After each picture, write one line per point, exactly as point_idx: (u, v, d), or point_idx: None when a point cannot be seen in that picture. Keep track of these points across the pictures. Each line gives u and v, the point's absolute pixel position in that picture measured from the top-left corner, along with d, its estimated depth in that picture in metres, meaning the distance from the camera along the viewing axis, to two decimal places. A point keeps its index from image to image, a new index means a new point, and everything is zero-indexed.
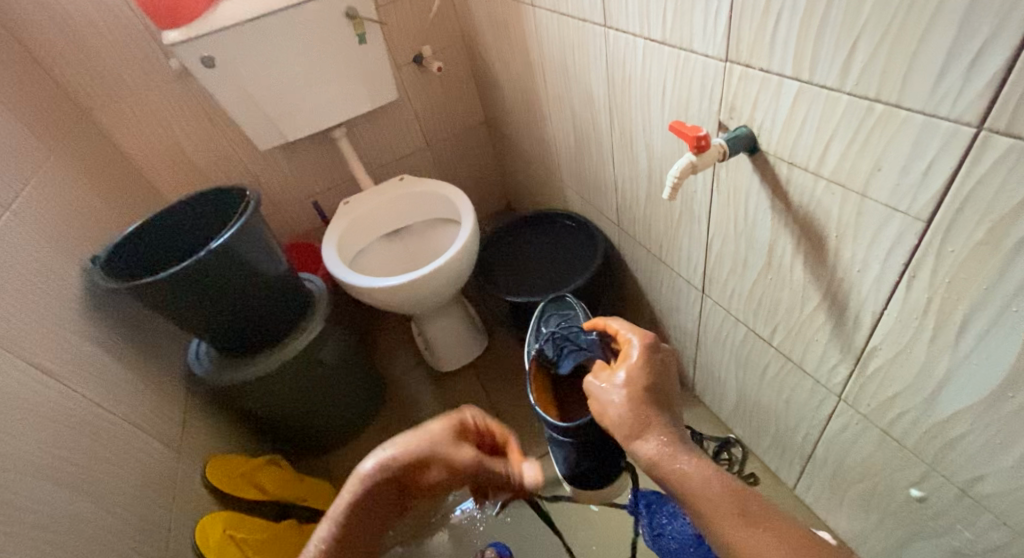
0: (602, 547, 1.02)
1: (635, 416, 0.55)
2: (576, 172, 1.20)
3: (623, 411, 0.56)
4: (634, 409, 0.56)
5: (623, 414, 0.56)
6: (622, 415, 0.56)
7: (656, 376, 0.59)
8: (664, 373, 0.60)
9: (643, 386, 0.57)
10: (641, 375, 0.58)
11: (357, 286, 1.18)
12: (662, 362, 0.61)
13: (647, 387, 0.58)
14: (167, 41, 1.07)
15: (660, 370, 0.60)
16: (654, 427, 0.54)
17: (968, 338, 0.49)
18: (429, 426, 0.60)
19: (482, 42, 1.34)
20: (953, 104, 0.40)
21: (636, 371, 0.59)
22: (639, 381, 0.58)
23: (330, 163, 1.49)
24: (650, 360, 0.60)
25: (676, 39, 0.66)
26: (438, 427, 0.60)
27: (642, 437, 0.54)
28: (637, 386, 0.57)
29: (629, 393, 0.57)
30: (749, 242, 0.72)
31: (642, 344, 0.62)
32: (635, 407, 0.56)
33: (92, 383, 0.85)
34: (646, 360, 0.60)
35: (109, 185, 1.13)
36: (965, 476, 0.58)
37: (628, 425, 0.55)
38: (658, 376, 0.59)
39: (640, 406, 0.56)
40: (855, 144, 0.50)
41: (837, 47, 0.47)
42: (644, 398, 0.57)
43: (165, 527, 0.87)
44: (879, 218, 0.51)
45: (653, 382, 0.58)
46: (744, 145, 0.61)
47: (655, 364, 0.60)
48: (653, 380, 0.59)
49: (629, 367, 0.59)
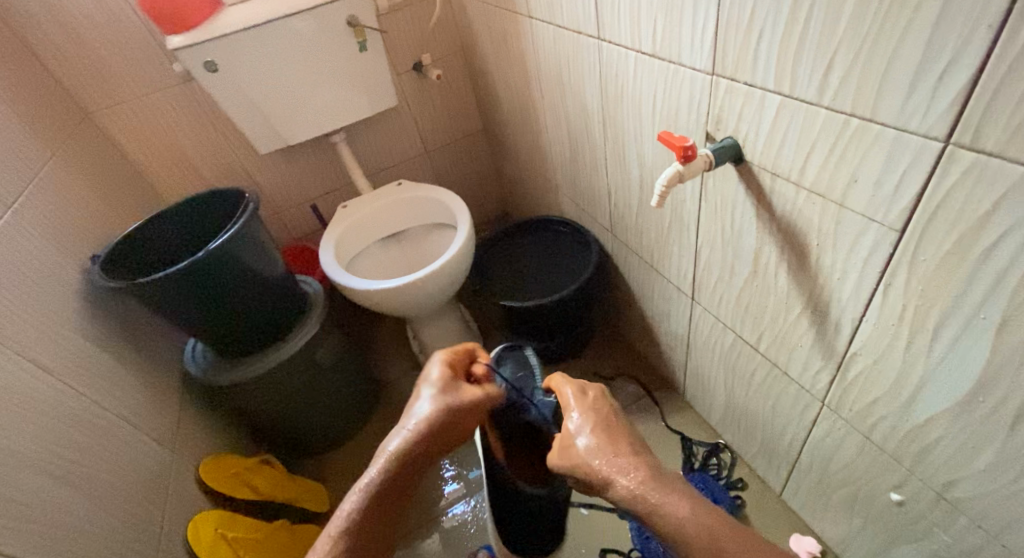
0: (590, 550, 1.03)
1: (593, 458, 0.56)
2: (571, 180, 1.22)
3: (584, 459, 0.57)
4: (591, 451, 0.57)
5: (584, 457, 0.57)
6: (584, 459, 0.57)
7: (598, 413, 0.61)
8: (603, 409, 0.62)
9: (587, 428, 0.59)
10: (582, 419, 0.60)
11: (353, 289, 1.19)
12: (597, 401, 0.63)
13: (593, 427, 0.59)
14: (171, 46, 1.09)
15: (599, 408, 0.62)
16: (617, 460, 0.55)
17: (940, 345, 0.51)
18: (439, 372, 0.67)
19: (481, 52, 1.36)
20: (922, 119, 0.42)
21: (577, 417, 0.61)
22: (582, 426, 0.60)
23: (329, 167, 1.51)
24: (585, 402, 0.63)
25: (666, 53, 0.68)
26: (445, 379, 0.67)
27: (610, 475, 0.54)
28: (584, 431, 0.59)
29: (582, 443, 0.58)
30: (736, 250, 0.74)
31: (572, 391, 0.64)
32: (589, 450, 0.57)
33: (89, 381, 0.87)
34: (581, 405, 0.62)
35: (110, 186, 1.15)
36: (942, 480, 0.60)
37: (595, 474, 0.56)
38: (600, 414, 0.61)
39: (593, 448, 0.57)
40: (833, 158, 0.52)
41: (816, 63, 0.49)
42: (594, 437, 0.58)
43: (157, 524, 0.88)
44: (856, 227, 0.53)
45: (599, 422, 0.60)
46: (729, 156, 0.63)
47: (592, 405, 0.62)
48: (596, 417, 0.60)
49: (571, 419, 0.61)
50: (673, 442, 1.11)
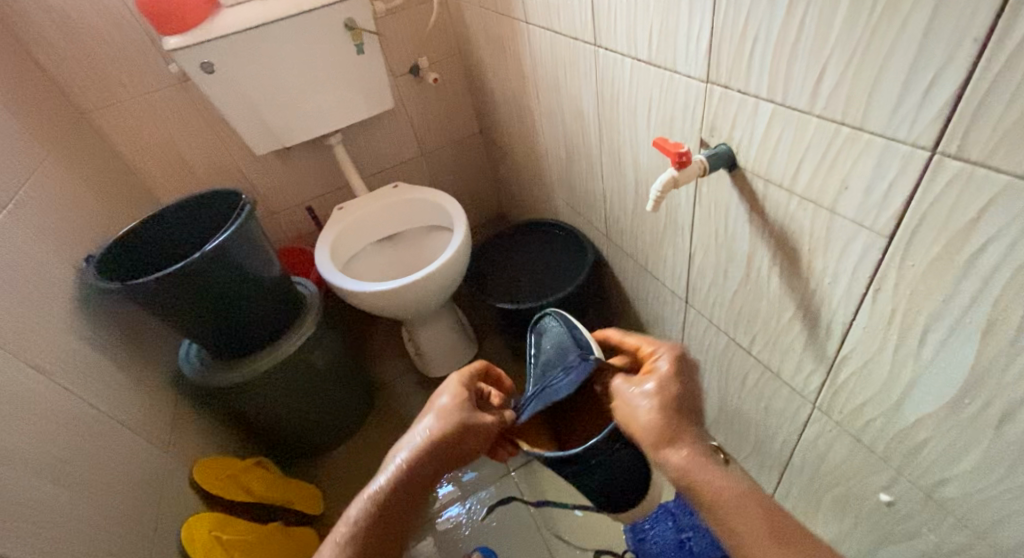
0: (585, 550, 1.04)
1: (664, 422, 0.54)
2: (566, 184, 1.23)
3: (654, 417, 0.55)
4: (668, 415, 0.55)
5: (655, 417, 0.55)
6: (655, 419, 0.55)
7: (687, 386, 0.58)
8: (692, 383, 0.59)
9: (673, 394, 0.56)
10: (671, 385, 0.57)
11: (349, 291, 1.19)
12: (691, 374, 0.60)
13: (678, 396, 0.57)
14: (168, 47, 1.09)
15: (690, 380, 0.59)
16: (686, 436, 0.54)
17: (928, 347, 0.52)
18: (448, 397, 0.64)
19: (477, 55, 1.37)
20: (910, 128, 0.43)
21: (665, 381, 0.58)
22: (672, 391, 0.57)
23: (325, 169, 1.51)
24: (682, 372, 0.59)
25: (661, 60, 0.69)
26: (457, 394, 0.64)
27: (673, 443, 0.53)
28: (668, 394, 0.57)
29: (661, 401, 0.56)
30: (729, 254, 0.75)
31: (673, 356, 0.60)
32: (665, 414, 0.55)
33: (84, 382, 0.86)
34: (677, 371, 0.59)
35: (106, 187, 1.15)
36: (931, 480, 0.61)
37: (660, 430, 0.54)
38: (689, 386, 0.58)
39: (670, 415, 0.55)
40: (824, 164, 0.53)
41: (807, 72, 0.50)
42: (673, 406, 0.56)
43: (151, 527, 0.88)
44: (847, 233, 0.54)
45: (684, 393, 0.57)
46: (723, 162, 0.65)
47: (684, 377, 0.59)
48: (686, 390, 0.58)
49: (659, 377, 0.58)
50: None
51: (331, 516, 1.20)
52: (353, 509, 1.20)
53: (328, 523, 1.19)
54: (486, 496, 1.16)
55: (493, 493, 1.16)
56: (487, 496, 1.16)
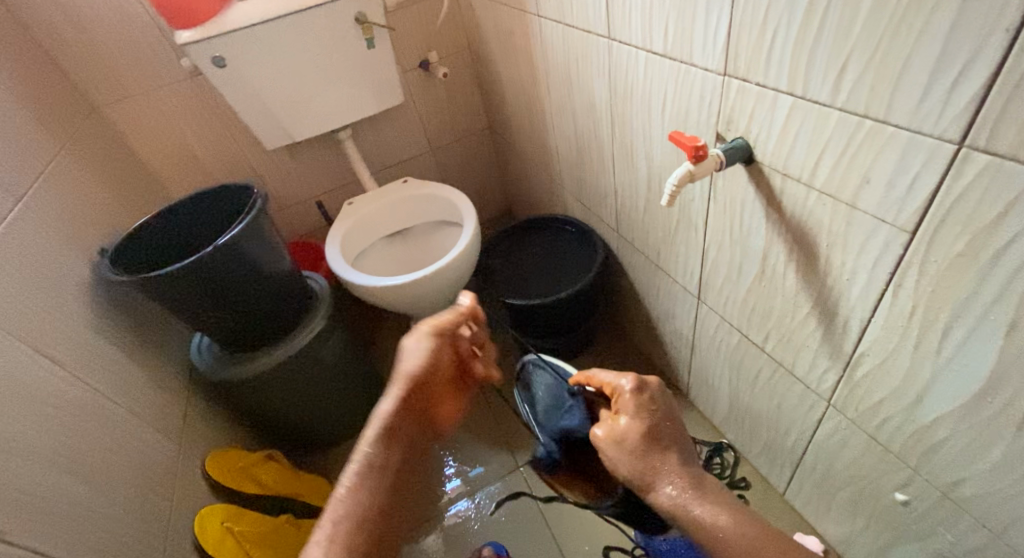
0: (594, 547, 1.04)
1: (640, 468, 0.55)
2: (577, 179, 1.22)
3: (630, 467, 0.56)
4: (640, 459, 0.55)
5: (631, 466, 0.55)
6: (630, 467, 0.56)
7: (654, 419, 0.57)
8: (659, 413, 0.58)
9: (641, 436, 0.56)
10: (637, 425, 0.57)
11: (359, 286, 1.20)
12: (656, 401, 0.58)
13: (646, 434, 0.56)
14: (180, 41, 1.09)
15: (655, 408, 0.58)
16: (665, 473, 0.54)
17: (949, 345, 0.52)
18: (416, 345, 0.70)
19: (488, 50, 1.36)
20: (936, 121, 0.42)
21: (631, 422, 0.57)
22: (635, 433, 0.56)
23: (335, 164, 1.51)
24: (644, 406, 0.58)
25: (677, 53, 0.68)
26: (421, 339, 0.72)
27: (655, 486, 0.54)
28: (635, 437, 0.56)
29: (630, 449, 0.56)
30: (744, 251, 0.74)
31: (630, 390, 0.59)
32: (639, 459, 0.55)
33: (98, 374, 0.87)
34: (637, 408, 0.58)
35: (118, 180, 1.16)
36: (948, 479, 0.60)
37: (638, 477, 0.55)
38: (656, 418, 0.57)
39: (644, 458, 0.55)
40: (845, 158, 0.52)
41: (830, 64, 0.49)
42: (645, 447, 0.56)
43: (164, 518, 0.88)
44: (867, 228, 0.53)
45: (654, 429, 0.57)
46: (739, 156, 0.64)
47: (650, 408, 0.58)
48: (654, 425, 0.57)
49: (625, 419, 0.57)
50: None
51: None
52: None
53: None
54: (495, 492, 1.16)
55: (501, 489, 1.16)
56: (496, 491, 1.16)
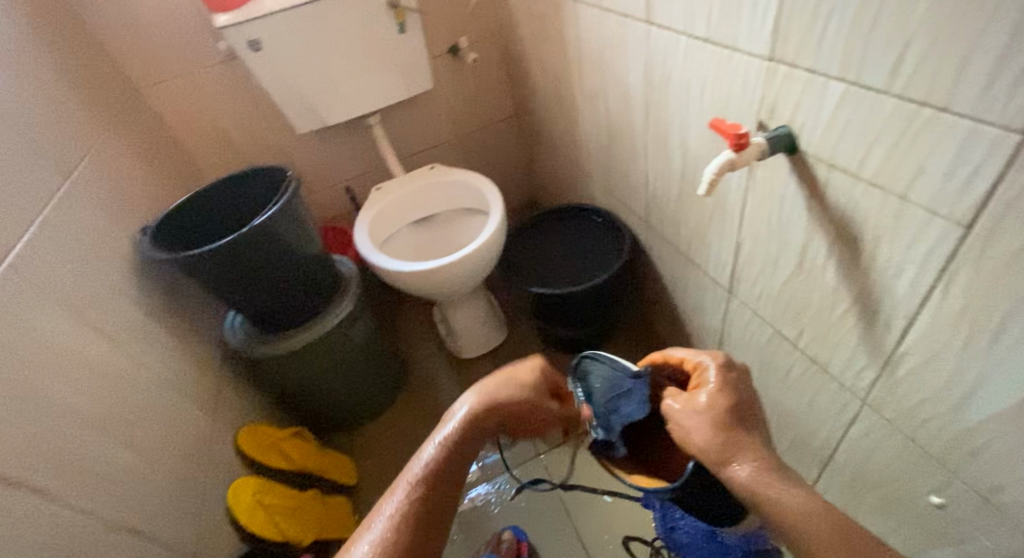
0: (615, 537, 1.04)
1: (721, 440, 0.52)
2: (607, 168, 1.21)
3: (709, 436, 0.53)
4: (722, 432, 0.53)
5: (712, 436, 0.52)
6: (709, 440, 0.52)
7: (738, 398, 0.56)
8: (743, 394, 0.56)
9: (724, 409, 0.54)
10: (721, 398, 0.55)
11: (387, 270, 1.21)
12: (741, 384, 0.57)
13: (729, 409, 0.54)
14: (217, 24, 1.10)
15: (739, 390, 0.57)
16: (747, 450, 0.51)
17: (1000, 345, 0.50)
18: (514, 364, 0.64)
19: (519, 35, 1.35)
20: (1002, 110, 0.40)
21: (715, 395, 0.55)
22: (720, 404, 0.54)
23: (364, 149, 1.52)
24: (729, 382, 0.56)
25: (721, 38, 0.67)
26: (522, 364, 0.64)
27: (734, 461, 0.51)
28: (719, 408, 0.54)
29: (712, 419, 0.54)
30: (781, 243, 0.72)
31: (717, 365, 0.58)
32: (723, 431, 0.53)
33: (139, 347, 0.90)
34: (723, 383, 0.56)
35: (158, 161, 1.18)
36: (990, 484, 0.58)
37: (715, 449, 0.52)
38: (739, 398, 0.56)
39: (727, 431, 0.53)
40: (898, 148, 0.50)
41: (888, 49, 0.47)
42: (728, 421, 0.53)
43: (198, 489, 0.91)
44: (919, 222, 0.51)
45: (736, 406, 0.55)
46: (783, 145, 0.62)
47: (734, 388, 0.57)
48: (735, 403, 0.55)
49: (709, 392, 0.56)
50: None
51: (363, 488, 1.23)
52: (385, 483, 1.23)
53: (362, 494, 1.22)
54: (515, 477, 1.17)
55: (521, 475, 1.17)
56: (516, 477, 1.17)
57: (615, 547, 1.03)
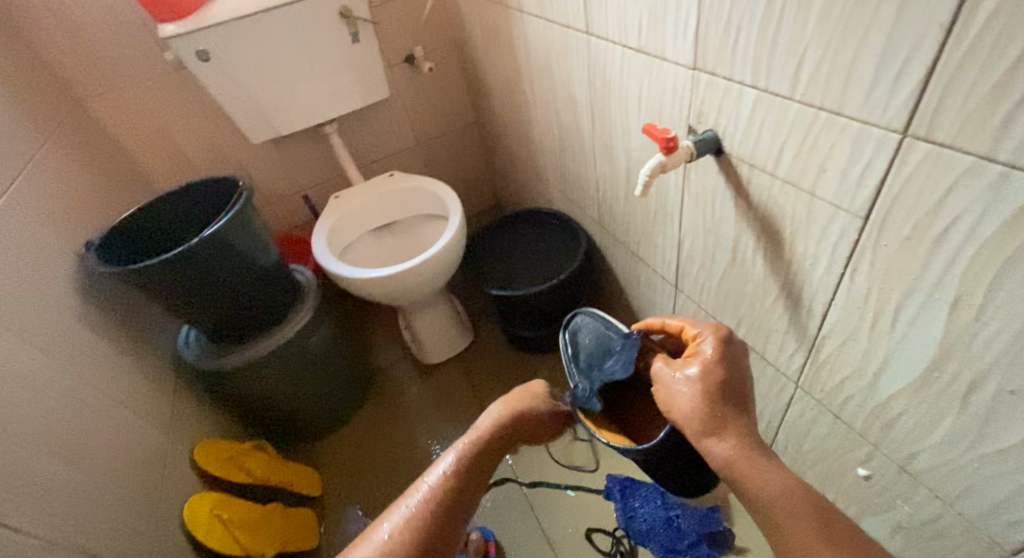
0: (577, 530, 1.06)
1: (708, 410, 0.52)
2: (561, 172, 1.24)
3: (696, 406, 0.53)
4: (710, 404, 0.53)
5: (697, 405, 0.53)
6: (695, 408, 0.53)
7: (732, 373, 0.55)
8: (738, 369, 0.56)
9: (717, 380, 0.54)
10: (716, 370, 0.55)
11: (346, 278, 1.21)
12: (737, 358, 0.57)
13: (721, 382, 0.54)
14: (162, 34, 1.09)
15: (736, 365, 0.56)
16: (729, 427, 0.52)
17: (901, 324, 0.55)
18: None
19: (473, 43, 1.38)
20: (883, 112, 0.45)
21: (710, 365, 0.55)
22: (714, 375, 0.54)
23: (321, 158, 1.52)
24: (726, 356, 0.56)
25: (651, 48, 0.71)
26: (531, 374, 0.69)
27: (715, 435, 0.51)
28: (712, 380, 0.54)
29: (703, 387, 0.54)
30: (716, 239, 0.77)
31: (717, 338, 0.57)
32: (708, 403, 0.53)
33: (85, 365, 0.88)
34: (720, 355, 0.56)
35: (103, 174, 1.16)
36: (905, 453, 0.63)
37: (700, 419, 0.52)
38: (733, 372, 0.56)
39: (714, 403, 0.53)
40: (804, 149, 0.55)
41: (788, 59, 0.52)
42: (717, 394, 0.53)
43: (153, 506, 0.90)
44: (826, 215, 0.56)
45: (729, 379, 0.55)
46: (709, 147, 0.66)
47: (730, 361, 0.56)
48: (729, 377, 0.55)
49: (702, 361, 0.56)
50: None
51: (329, 497, 1.22)
52: (350, 492, 1.22)
53: (327, 504, 1.22)
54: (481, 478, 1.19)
55: None
56: None
57: (580, 539, 1.05)
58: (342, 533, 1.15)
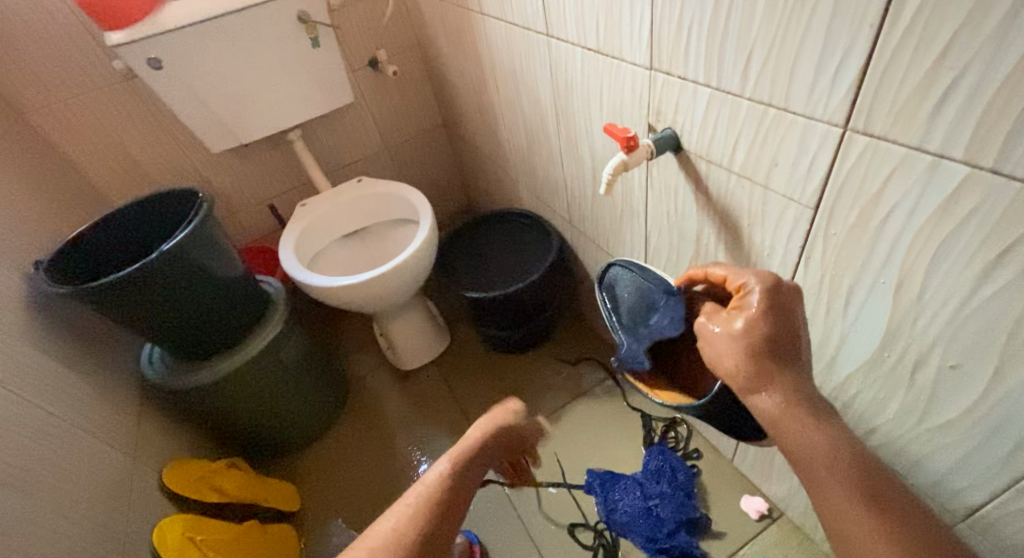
0: (560, 526, 1.08)
1: (754, 367, 0.49)
2: (529, 172, 1.25)
3: (741, 364, 0.50)
4: (757, 361, 0.49)
5: (741, 363, 0.50)
6: (741, 366, 0.50)
7: (780, 323, 0.50)
8: (790, 317, 0.51)
9: (764, 334, 0.50)
10: (764, 324, 0.50)
11: (317, 287, 1.20)
12: (789, 304, 0.51)
13: (769, 336, 0.50)
14: (110, 43, 1.06)
15: (788, 314, 0.51)
16: (778, 382, 0.49)
17: (851, 307, 0.58)
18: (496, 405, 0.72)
19: (436, 46, 1.38)
20: (825, 107, 0.48)
21: (756, 319, 0.50)
22: (759, 331, 0.50)
23: (286, 165, 1.49)
24: (775, 305, 0.51)
25: (609, 48, 0.72)
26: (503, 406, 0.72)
27: (763, 391, 0.49)
28: (759, 335, 0.50)
29: (750, 343, 0.50)
30: (681, 233, 0.79)
31: (766, 287, 0.51)
32: (755, 361, 0.49)
33: (40, 391, 0.85)
34: (767, 307, 0.51)
35: (51, 190, 1.12)
36: (862, 430, 0.67)
37: (746, 375, 0.50)
38: (784, 321, 0.51)
39: (761, 360, 0.49)
40: (756, 144, 0.57)
41: (737, 57, 0.54)
42: (766, 349, 0.50)
43: (120, 532, 0.87)
44: (780, 207, 0.59)
45: (777, 331, 0.50)
46: (668, 145, 0.68)
47: (781, 310, 0.51)
48: (780, 329, 0.50)
49: (747, 316, 0.51)
50: (635, 423, 1.18)
51: (307, 510, 1.21)
52: (330, 503, 1.21)
53: (306, 517, 1.20)
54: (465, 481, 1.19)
55: None
56: None
57: (562, 535, 1.07)
58: (323, 545, 1.14)
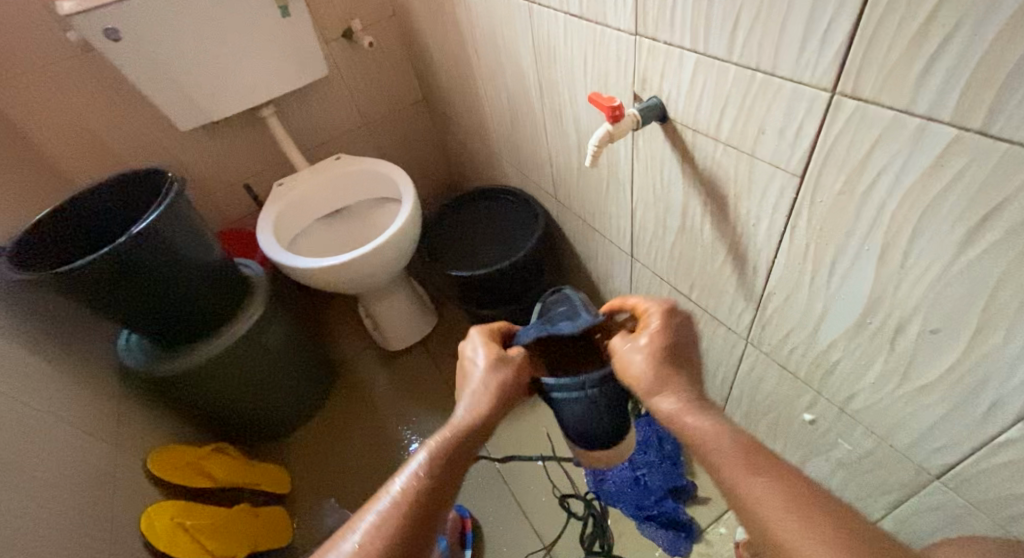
0: (550, 499, 1.09)
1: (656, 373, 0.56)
2: (512, 146, 1.23)
3: (646, 370, 0.57)
4: (657, 369, 0.57)
5: (645, 370, 0.57)
6: (644, 371, 0.57)
7: (676, 338, 0.59)
8: (683, 336, 0.60)
9: (663, 347, 0.58)
10: (662, 338, 0.58)
11: (299, 269, 1.17)
12: (682, 326, 0.61)
13: (667, 348, 0.58)
14: (62, 12, 0.99)
15: (681, 333, 0.60)
16: (673, 385, 0.56)
17: (836, 275, 0.58)
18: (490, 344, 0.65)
19: (413, 15, 1.33)
20: (813, 72, 0.47)
21: (656, 335, 0.58)
22: (660, 344, 0.58)
23: (260, 144, 1.45)
24: (670, 326, 0.60)
25: (593, 14, 0.70)
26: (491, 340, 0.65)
27: (662, 394, 0.56)
28: (659, 349, 0.58)
29: (651, 355, 0.57)
30: (666, 205, 0.78)
31: (662, 311, 0.60)
32: (658, 368, 0.57)
33: (12, 380, 0.82)
34: (664, 326, 0.59)
35: (9, 172, 1.07)
36: (843, 396, 0.68)
37: (651, 381, 0.56)
38: (677, 338, 0.60)
39: (661, 367, 0.57)
40: (743, 111, 0.56)
41: (724, 20, 0.52)
42: (665, 358, 0.57)
43: (104, 520, 0.86)
44: (766, 176, 0.58)
45: (673, 345, 0.59)
46: (653, 115, 0.67)
47: (676, 329, 0.60)
48: (675, 343, 0.59)
49: (651, 331, 0.59)
50: None
51: (297, 493, 1.21)
52: (320, 485, 1.21)
53: (297, 500, 1.20)
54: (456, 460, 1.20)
55: None
56: None
57: (552, 507, 1.08)
58: (314, 526, 1.14)
